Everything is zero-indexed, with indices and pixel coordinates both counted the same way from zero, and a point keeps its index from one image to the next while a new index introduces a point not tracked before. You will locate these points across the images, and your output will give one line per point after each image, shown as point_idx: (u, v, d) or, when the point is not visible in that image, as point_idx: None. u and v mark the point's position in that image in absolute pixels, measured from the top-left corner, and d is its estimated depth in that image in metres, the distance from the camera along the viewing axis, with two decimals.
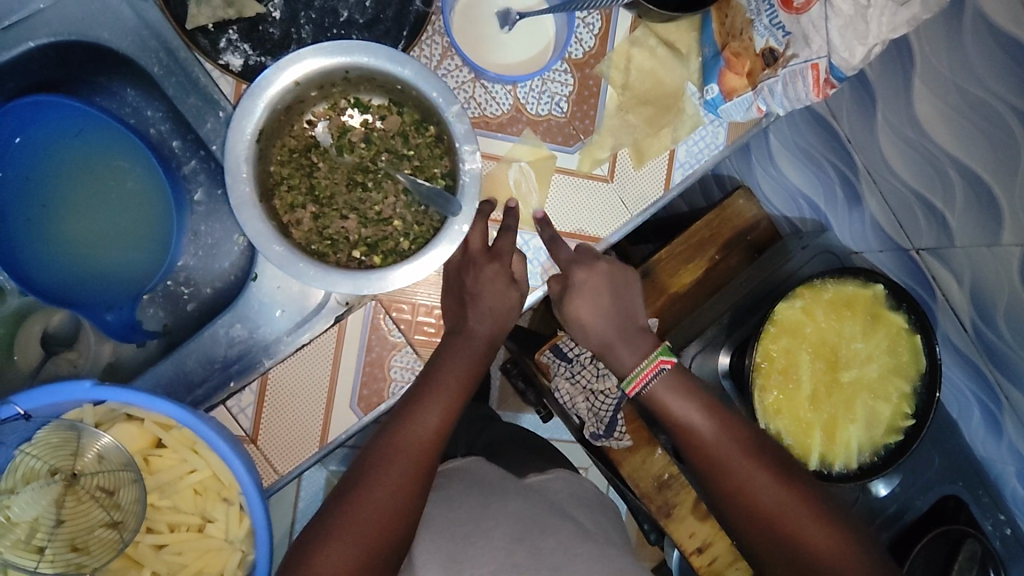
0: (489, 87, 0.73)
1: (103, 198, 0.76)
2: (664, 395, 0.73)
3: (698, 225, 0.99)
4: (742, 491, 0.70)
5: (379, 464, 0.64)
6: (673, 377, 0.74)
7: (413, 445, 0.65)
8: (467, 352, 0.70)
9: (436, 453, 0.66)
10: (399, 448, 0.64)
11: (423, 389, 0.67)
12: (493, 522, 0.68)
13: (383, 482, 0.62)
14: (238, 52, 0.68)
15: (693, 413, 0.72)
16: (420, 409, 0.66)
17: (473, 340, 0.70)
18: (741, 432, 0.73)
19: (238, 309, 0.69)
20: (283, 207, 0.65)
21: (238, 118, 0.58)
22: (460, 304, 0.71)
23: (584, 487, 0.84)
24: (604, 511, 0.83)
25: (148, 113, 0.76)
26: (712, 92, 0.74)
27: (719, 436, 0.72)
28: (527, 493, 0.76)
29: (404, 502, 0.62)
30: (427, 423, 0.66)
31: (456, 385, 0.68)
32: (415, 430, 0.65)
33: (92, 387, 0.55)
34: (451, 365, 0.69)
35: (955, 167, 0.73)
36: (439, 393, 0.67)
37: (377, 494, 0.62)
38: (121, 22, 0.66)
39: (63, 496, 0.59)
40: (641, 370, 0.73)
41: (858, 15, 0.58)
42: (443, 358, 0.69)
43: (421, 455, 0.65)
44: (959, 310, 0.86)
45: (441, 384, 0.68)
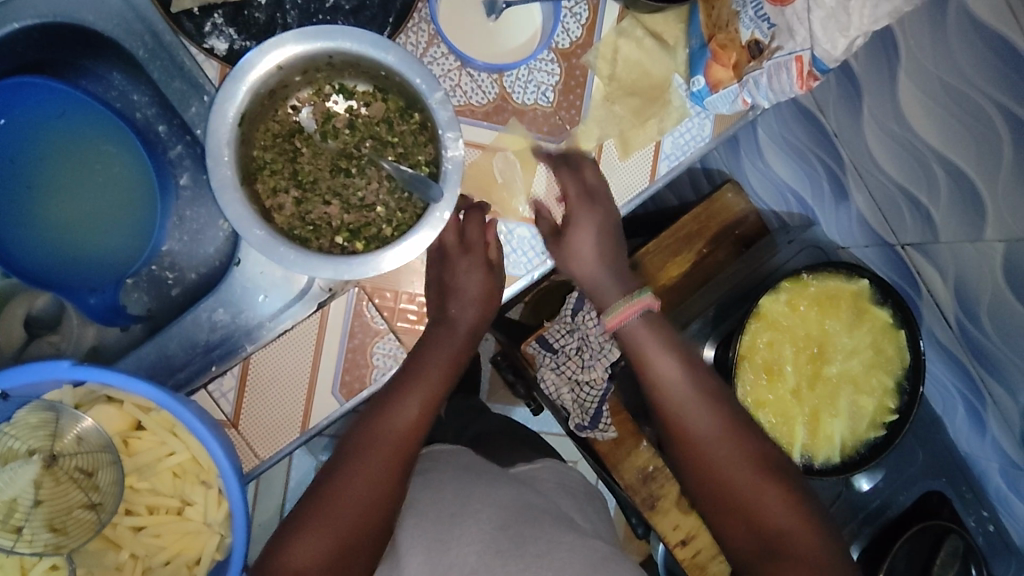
0: (475, 76, 0.73)
1: (89, 180, 0.76)
2: (645, 342, 0.71)
3: (686, 218, 1.01)
4: (704, 452, 0.70)
5: (358, 455, 0.64)
6: (655, 324, 0.72)
7: (392, 434, 0.65)
8: (450, 344, 0.70)
9: (416, 442, 0.67)
10: (378, 438, 0.65)
11: (402, 380, 0.68)
12: (481, 506, 0.68)
13: (361, 471, 0.63)
14: (223, 36, 0.68)
15: (669, 368, 0.71)
16: (399, 400, 0.66)
17: (456, 333, 0.71)
18: (713, 391, 0.71)
19: (221, 293, 0.70)
20: (266, 191, 0.65)
21: (220, 101, 0.58)
22: (441, 297, 0.71)
23: (571, 476, 0.84)
24: (590, 500, 0.83)
25: (134, 97, 0.77)
26: (699, 85, 0.74)
27: (692, 395, 0.71)
28: (514, 484, 0.74)
29: (383, 493, 0.63)
30: (406, 414, 0.66)
31: (437, 377, 0.68)
32: (394, 421, 0.66)
33: (70, 366, 0.55)
34: (432, 356, 0.69)
35: (940, 163, 0.73)
36: (419, 384, 0.67)
37: (355, 487, 0.62)
38: (105, 4, 0.66)
39: (41, 478, 0.58)
40: (621, 307, 0.71)
41: (840, 7, 0.58)
42: (423, 349, 0.69)
43: (400, 446, 0.65)
44: (944, 307, 0.86)
45: (421, 375, 0.68)
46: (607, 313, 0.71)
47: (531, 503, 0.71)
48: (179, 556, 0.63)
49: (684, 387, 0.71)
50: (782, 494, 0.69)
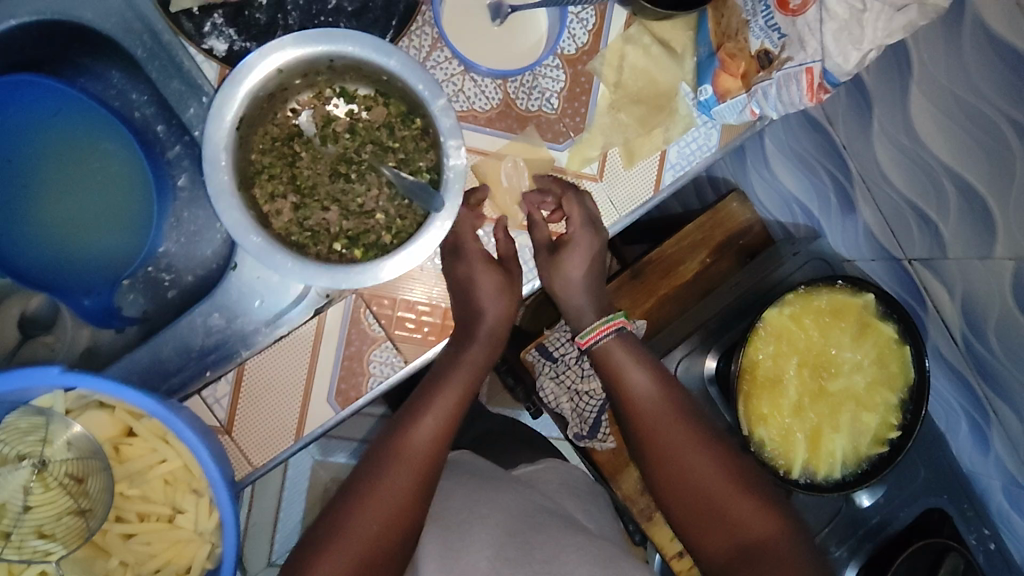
0: (478, 81, 0.71)
1: (86, 180, 0.75)
2: (618, 357, 0.74)
3: (691, 227, 1.01)
4: (670, 455, 0.71)
5: (380, 471, 0.64)
6: (627, 341, 0.75)
7: (415, 451, 0.66)
8: (466, 359, 0.71)
9: (437, 459, 0.67)
10: (401, 455, 0.65)
11: (423, 400, 0.69)
12: (488, 509, 0.68)
13: (384, 488, 0.63)
14: (222, 36, 0.67)
15: (638, 379, 0.73)
16: (421, 417, 0.68)
17: (472, 347, 0.71)
18: (681, 402, 0.73)
19: (216, 298, 0.69)
20: (263, 197, 0.63)
21: (217, 104, 0.57)
22: (457, 302, 0.71)
23: (574, 476, 0.84)
24: (596, 503, 0.81)
25: (133, 97, 0.76)
26: (705, 95, 0.73)
27: (661, 404, 0.72)
28: (517, 486, 0.75)
29: (408, 510, 0.63)
30: (427, 431, 0.67)
31: (457, 397, 0.70)
32: (417, 438, 0.67)
33: (60, 372, 0.54)
34: (451, 376, 0.70)
35: (951, 179, 0.72)
36: (439, 403, 0.69)
37: (378, 504, 0.62)
38: (103, 2, 0.65)
39: (30, 483, 0.57)
40: (595, 326, 0.75)
41: (853, 19, 0.56)
42: (443, 370, 0.71)
43: (424, 463, 0.66)
44: (950, 322, 0.85)
45: (440, 395, 0.69)
46: (583, 332, 0.75)
47: (536, 504, 0.72)
48: (169, 565, 0.62)
49: (653, 398, 0.72)
50: (754, 499, 0.69)
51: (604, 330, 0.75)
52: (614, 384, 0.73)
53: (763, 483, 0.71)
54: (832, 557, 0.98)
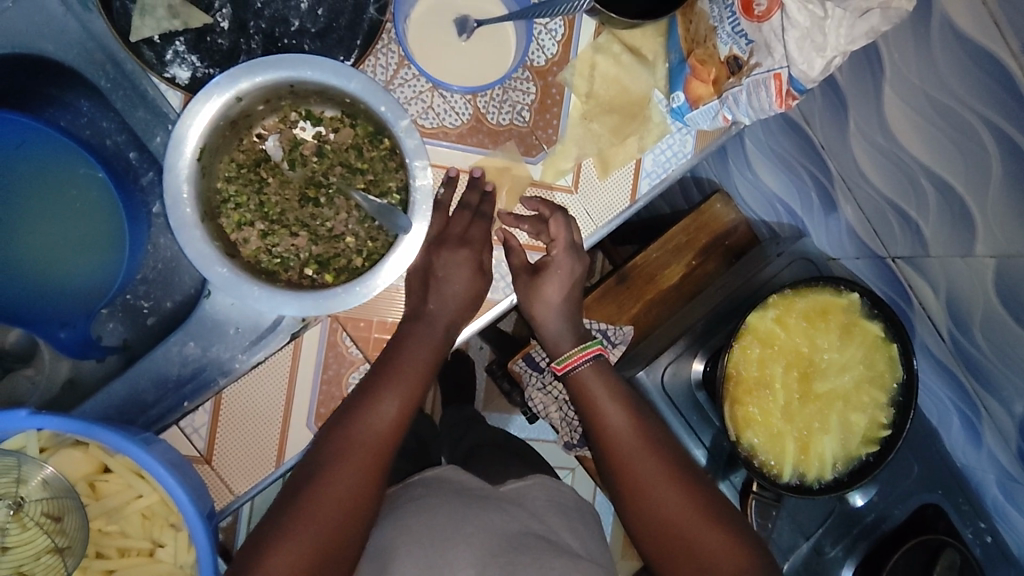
0: (447, 97, 0.71)
1: (59, 210, 0.75)
2: (592, 384, 0.73)
3: (675, 230, 1.01)
4: (641, 481, 0.70)
5: (329, 463, 0.62)
6: (603, 370, 0.74)
7: (367, 437, 0.64)
8: (427, 339, 0.68)
9: (389, 445, 0.66)
10: (353, 443, 0.64)
11: (384, 375, 0.66)
12: (473, 528, 0.66)
13: (332, 486, 0.62)
14: (185, 64, 0.65)
15: (612, 411, 0.72)
16: (379, 400, 0.65)
17: (434, 327, 0.69)
18: (654, 435, 0.73)
19: (190, 327, 0.68)
20: (230, 225, 0.63)
21: (178, 135, 0.57)
22: (422, 291, 0.69)
23: (562, 492, 0.80)
24: (582, 517, 0.78)
25: (104, 125, 0.75)
26: (678, 100, 0.72)
27: (635, 437, 0.72)
28: (504, 505, 0.72)
29: (361, 501, 0.63)
30: (386, 413, 0.65)
31: (415, 381, 0.67)
32: (368, 427, 0.64)
33: (27, 415, 0.54)
34: (412, 350, 0.68)
35: (928, 178, 0.71)
36: (401, 382, 0.66)
37: (336, 497, 0.61)
38: (64, 33, 0.65)
39: (8, 523, 0.58)
40: (573, 354, 0.74)
41: (815, 27, 0.55)
42: (406, 340, 0.68)
43: (378, 447, 0.65)
44: (936, 320, 0.84)
45: (402, 373, 0.66)
46: (560, 359, 0.75)
47: (525, 529, 0.68)
48: None
49: (627, 430, 0.72)
50: (724, 537, 0.69)
51: (583, 356, 0.74)
52: (588, 415, 0.73)
53: (733, 517, 0.71)
54: (826, 557, 0.98)
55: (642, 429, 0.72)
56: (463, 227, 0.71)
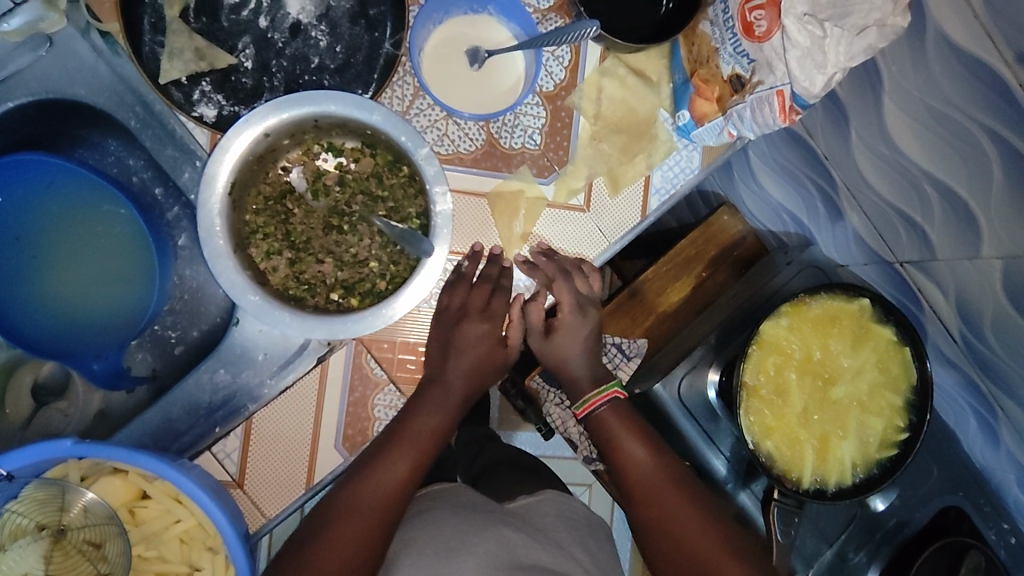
0: (461, 124, 0.73)
1: (88, 246, 0.77)
2: (613, 423, 0.76)
3: (683, 243, 1.03)
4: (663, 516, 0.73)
5: (342, 518, 0.64)
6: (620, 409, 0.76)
7: (378, 495, 0.65)
8: (441, 403, 0.71)
9: (398, 508, 0.66)
10: (367, 498, 0.65)
11: (396, 437, 0.68)
12: (478, 538, 0.66)
13: (340, 541, 0.62)
14: (211, 103, 0.68)
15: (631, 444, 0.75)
16: (392, 461, 0.67)
17: (450, 392, 0.71)
18: (675, 469, 0.76)
19: (221, 354, 0.71)
20: (259, 255, 0.65)
21: (210, 171, 0.60)
22: (443, 353, 0.71)
23: (573, 507, 0.81)
24: (594, 533, 0.79)
25: (131, 162, 0.78)
26: (684, 118, 0.74)
27: (657, 473, 0.74)
28: (516, 521, 0.73)
29: (362, 563, 0.62)
30: (396, 473, 0.66)
31: (427, 441, 0.69)
32: (380, 485, 0.66)
33: (71, 444, 0.55)
34: (425, 413, 0.69)
35: (931, 184, 0.73)
36: (411, 445, 0.68)
37: (342, 550, 0.62)
38: (96, 77, 0.68)
39: (51, 552, 0.59)
40: (590, 397, 0.76)
41: (816, 45, 0.57)
42: (422, 398, 0.70)
43: (382, 509, 0.65)
44: (947, 321, 0.85)
45: (412, 436, 0.68)
46: (578, 405, 0.76)
47: (536, 545, 0.69)
48: None
49: (649, 466, 0.74)
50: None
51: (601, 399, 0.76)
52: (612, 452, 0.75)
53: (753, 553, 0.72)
54: (850, 563, 0.98)
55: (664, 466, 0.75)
56: (484, 300, 0.72)
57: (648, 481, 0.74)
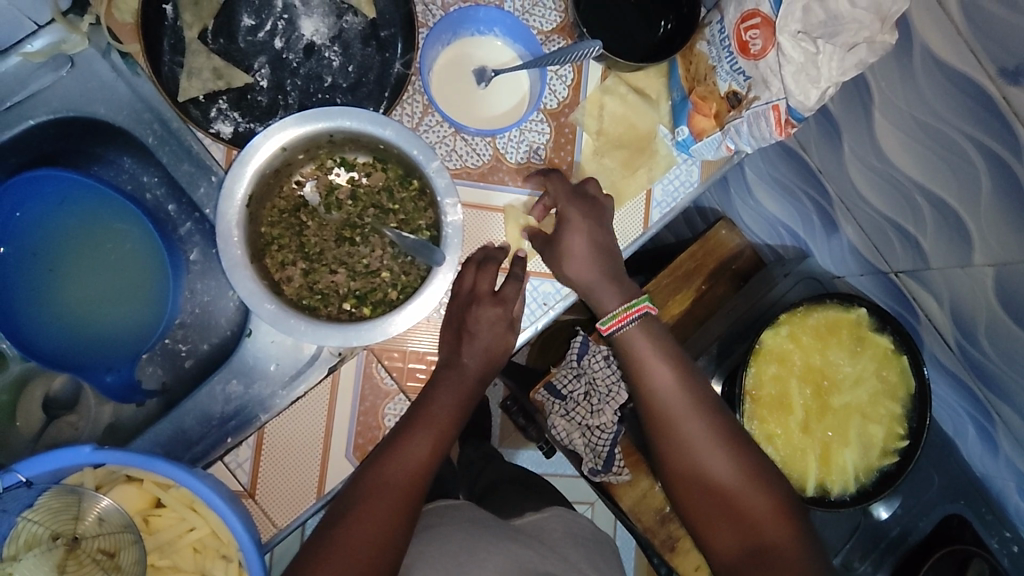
0: (469, 140, 0.76)
1: (102, 260, 0.78)
2: (637, 346, 0.75)
3: (684, 256, 1.04)
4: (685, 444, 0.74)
5: (365, 498, 0.64)
6: (650, 328, 0.76)
7: (402, 476, 0.66)
8: (458, 384, 0.71)
9: (422, 484, 0.67)
10: (392, 474, 0.66)
11: (418, 417, 0.69)
12: (488, 552, 0.66)
13: (367, 519, 0.63)
14: (228, 120, 0.71)
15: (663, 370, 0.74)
16: (414, 440, 0.67)
17: (466, 374, 0.72)
18: (704, 396, 0.75)
19: (233, 365, 0.72)
20: (274, 265, 0.67)
21: (229, 184, 0.62)
22: (456, 340, 0.72)
23: (579, 524, 0.81)
24: (601, 552, 0.79)
25: (145, 179, 0.79)
26: (683, 134, 0.77)
27: (682, 398, 0.74)
28: (522, 537, 0.73)
29: (393, 534, 0.63)
30: (419, 450, 0.67)
31: (448, 418, 0.70)
32: (404, 464, 0.66)
33: (91, 450, 0.56)
34: (443, 393, 0.70)
35: (922, 195, 0.76)
36: (432, 424, 0.69)
37: (371, 526, 0.63)
38: (115, 96, 0.71)
39: (67, 561, 0.60)
40: (619, 313, 0.75)
41: (809, 61, 0.60)
42: (441, 378, 0.71)
43: (409, 487, 0.66)
44: (943, 330, 0.88)
45: (434, 414, 0.69)
46: (605, 321, 0.76)
47: (544, 558, 0.69)
48: None
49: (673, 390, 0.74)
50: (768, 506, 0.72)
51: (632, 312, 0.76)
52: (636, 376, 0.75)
53: (780, 481, 0.75)
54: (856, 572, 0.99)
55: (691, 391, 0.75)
56: (492, 283, 0.72)
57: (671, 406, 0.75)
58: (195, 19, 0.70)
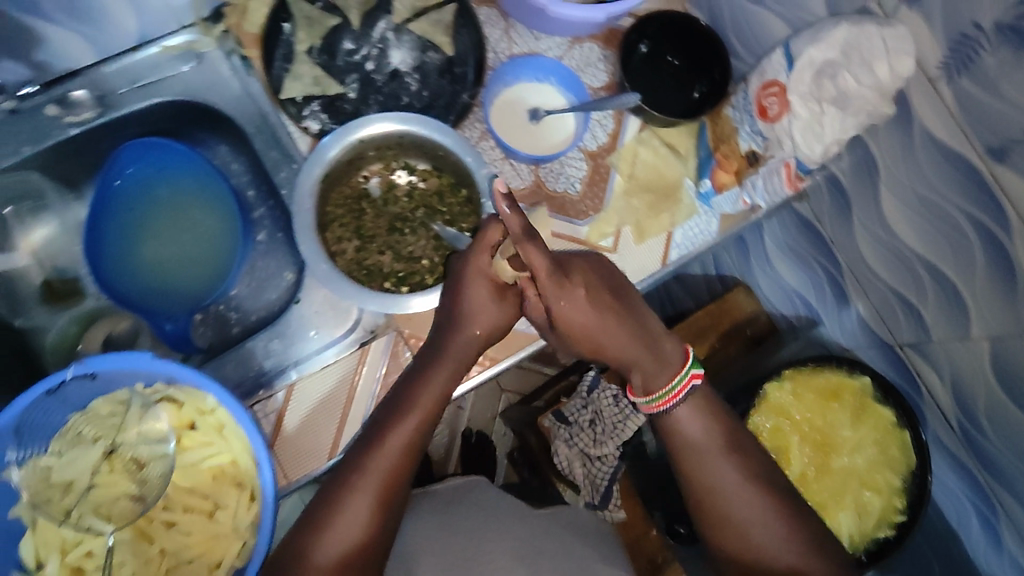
0: (515, 165, 0.87)
1: (186, 223, 0.88)
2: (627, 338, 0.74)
3: (701, 313, 1.11)
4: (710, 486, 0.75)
5: (355, 471, 0.68)
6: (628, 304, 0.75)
7: (389, 451, 0.69)
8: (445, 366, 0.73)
9: (413, 459, 0.71)
10: (380, 453, 0.69)
11: (405, 399, 0.71)
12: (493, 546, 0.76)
13: (358, 492, 0.68)
14: (316, 119, 0.83)
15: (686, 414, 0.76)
16: (402, 420, 0.70)
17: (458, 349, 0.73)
18: (734, 441, 0.77)
19: (277, 326, 0.80)
20: (332, 239, 0.77)
21: (310, 161, 0.72)
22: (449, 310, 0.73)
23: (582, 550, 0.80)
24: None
25: (234, 166, 0.93)
26: (705, 186, 0.87)
27: (704, 440, 0.75)
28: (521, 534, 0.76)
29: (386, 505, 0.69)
30: (408, 430, 0.70)
31: (435, 397, 0.72)
32: (391, 441, 0.70)
33: (150, 358, 0.62)
34: (432, 375, 0.72)
35: (924, 266, 0.82)
36: (419, 406, 0.71)
37: (362, 500, 0.68)
38: (228, 90, 0.85)
39: (101, 463, 0.67)
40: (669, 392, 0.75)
41: (814, 119, 0.71)
42: (429, 365, 0.73)
43: (399, 461, 0.70)
44: (944, 407, 0.90)
45: (422, 395, 0.72)
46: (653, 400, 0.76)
47: None
48: (201, 558, 0.66)
49: (696, 431, 0.76)
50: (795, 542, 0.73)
51: (672, 397, 0.75)
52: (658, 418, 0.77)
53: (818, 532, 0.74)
54: None
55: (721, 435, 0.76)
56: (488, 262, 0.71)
57: (694, 446, 0.76)
58: (307, 37, 0.83)
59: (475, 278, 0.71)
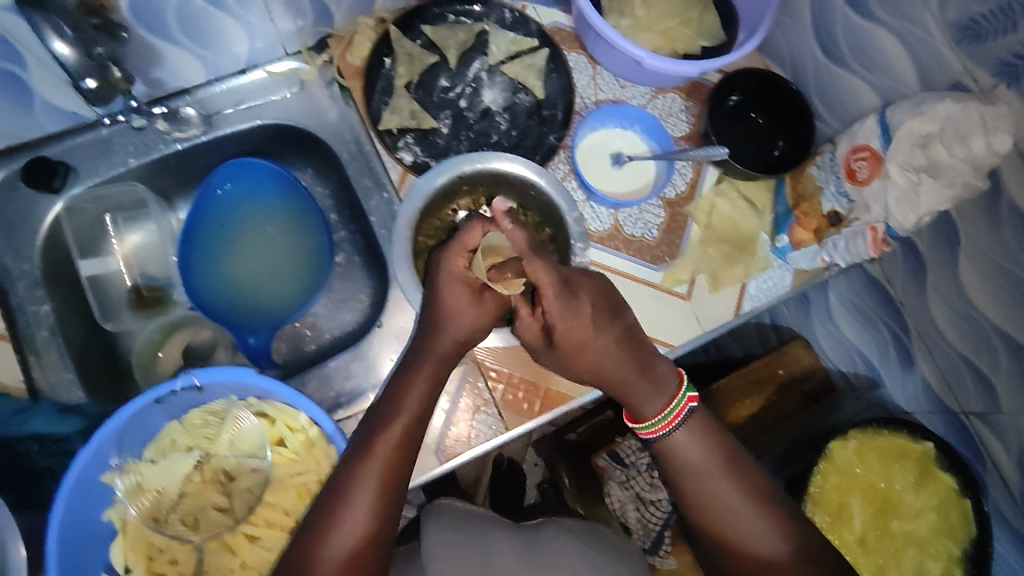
0: (596, 208, 0.89)
1: (273, 241, 0.91)
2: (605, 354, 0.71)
3: (757, 363, 1.14)
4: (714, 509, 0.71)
5: (344, 480, 0.63)
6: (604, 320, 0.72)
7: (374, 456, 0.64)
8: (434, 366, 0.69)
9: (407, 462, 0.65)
10: (366, 458, 0.64)
11: (390, 404, 0.67)
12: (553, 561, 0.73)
13: (347, 502, 0.62)
14: (410, 151, 0.86)
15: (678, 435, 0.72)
16: (388, 423, 0.66)
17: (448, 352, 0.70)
18: (731, 456, 0.73)
19: (358, 348, 0.82)
20: (421, 269, 0.79)
21: (410, 194, 0.77)
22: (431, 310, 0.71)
23: None
24: None
25: (319, 189, 0.97)
26: (783, 242, 0.88)
27: (700, 459, 0.72)
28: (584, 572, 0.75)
29: (385, 511, 0.63)
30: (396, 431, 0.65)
31: (426, 399, 0.68)
32: (379, 446, 0.64)
33: (256, 374, 0.65)
34: (419, 377, 0.69)
35: (1002, 339, 0.82)
36: (406, 408, 0.67)
37: (356, 510, 0.62)
38: (325, 117, 0.88)
39: (192, 473, 0.70)
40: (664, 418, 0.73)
41: (911, 189, 0.71)
42: (417, 367, 0.69)
43: (386, 466, 0.64)
44: (1011, 482, 0.89)
45: (409, 397, 0.68)
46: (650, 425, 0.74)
47: None
48: None
49: (689, 450, 0.72)
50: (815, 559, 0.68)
51: (672, 419, 0.73)
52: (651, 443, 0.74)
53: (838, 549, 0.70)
54: None
55: (718, 453, 0.73)
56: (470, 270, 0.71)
57: (693, 469, 0.72)
58: (406, 72, 0.87)
59: (451, 282, 0.70)
